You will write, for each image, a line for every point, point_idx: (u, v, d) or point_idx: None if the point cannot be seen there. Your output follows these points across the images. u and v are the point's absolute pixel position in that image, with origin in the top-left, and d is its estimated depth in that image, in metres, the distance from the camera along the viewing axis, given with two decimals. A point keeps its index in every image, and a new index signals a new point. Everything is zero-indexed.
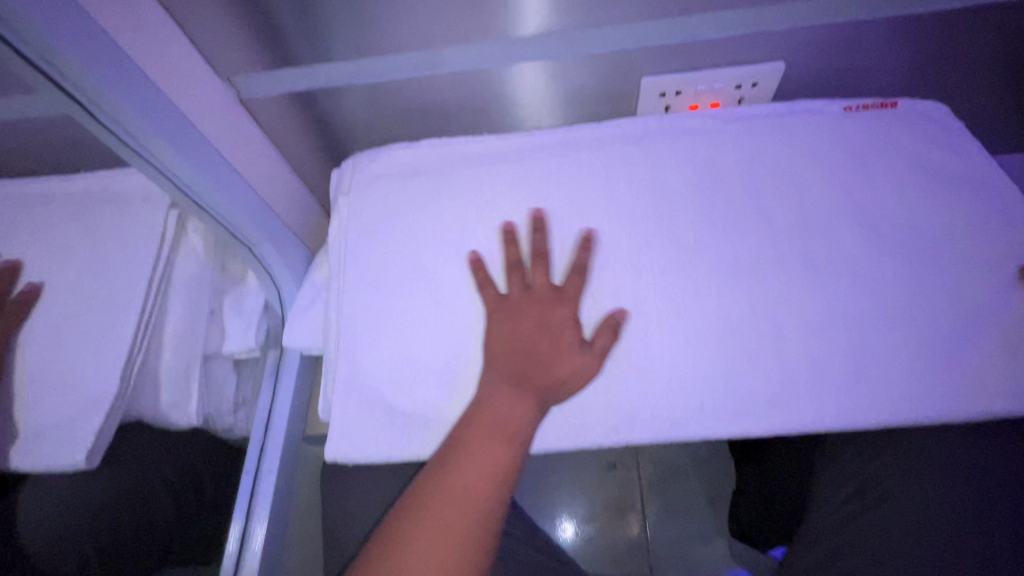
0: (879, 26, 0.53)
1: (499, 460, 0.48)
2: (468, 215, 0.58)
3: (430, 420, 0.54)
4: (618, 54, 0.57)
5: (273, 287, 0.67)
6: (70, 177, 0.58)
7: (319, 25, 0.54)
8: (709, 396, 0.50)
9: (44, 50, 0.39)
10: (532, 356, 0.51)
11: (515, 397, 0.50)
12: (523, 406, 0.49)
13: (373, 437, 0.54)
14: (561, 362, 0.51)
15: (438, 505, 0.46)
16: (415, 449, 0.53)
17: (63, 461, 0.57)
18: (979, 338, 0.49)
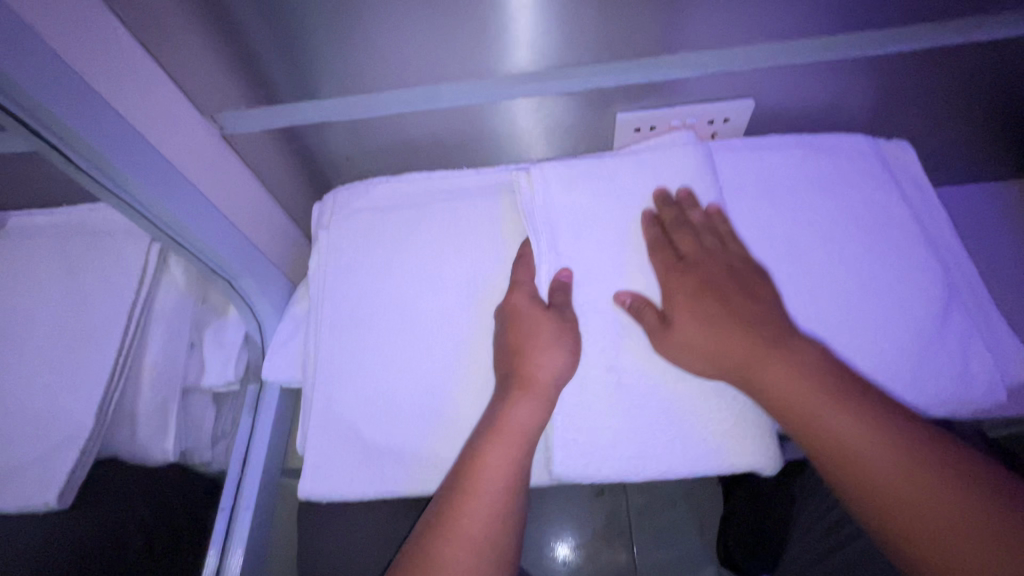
0: (834, 66, 0.57)
1: (512, 467, 0.46)
2: (448, 248, 0.59)
3: (408, 454, 0.53)
4: (595, 91, 0.60)
5: (254, 318, 0.66)
6: (53, 211, 0.58)
7: (300, 66, 0.55)
8: (677, 424, 0.50)
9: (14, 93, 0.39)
10: (518, 358, 0.50)
11: (512, 403, 0.48)
12: (523, 409, 0.48)
13: (349, 475, 0.53)
14: (546, 354, 0.50)
15: (462, 527, 0.43)
16: (391, 485, 0.52)
17: (34, 500, 0.54)
18: (947, 357, 0.51)
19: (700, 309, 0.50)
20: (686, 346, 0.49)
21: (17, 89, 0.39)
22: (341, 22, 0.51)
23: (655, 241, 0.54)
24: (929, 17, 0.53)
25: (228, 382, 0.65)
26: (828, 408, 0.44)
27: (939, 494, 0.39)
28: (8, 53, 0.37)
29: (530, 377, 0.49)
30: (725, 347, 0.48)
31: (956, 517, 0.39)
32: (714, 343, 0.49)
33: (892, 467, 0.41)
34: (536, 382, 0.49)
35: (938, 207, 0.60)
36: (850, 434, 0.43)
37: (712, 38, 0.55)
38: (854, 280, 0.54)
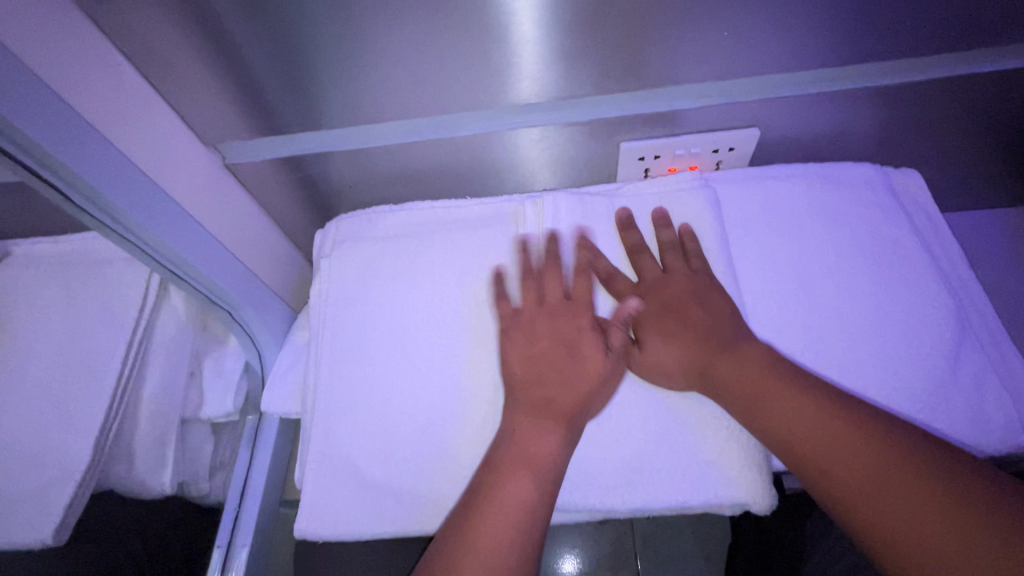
0: (837, 97, 0.56)
1: (540, 491, 0.44)
2: (448, 279, 0.58)
3: (406, 493, 0.51)
4: (597, 122, 0.59)
5: (254, 348, 0.65)
6: (59, 239, 0.56)
7: (301, 98, 0.55)
8: (671, 454, 0.49)
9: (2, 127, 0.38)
10: (548, 382, 0.50)
11: (540, 427, 0.47)
12: (550, 434, 0.47)
13: (346, 513, 0.52)
14: (577, 383, 0.49)
15: (485, 536, 0.42)
16: (387, 525, 0.51)
17: (29, 537, 0.53)
18: (960, 395, 0.50)
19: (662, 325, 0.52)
20: (655, 365, 0.50)
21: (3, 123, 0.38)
22: (342, 55, 0.51)
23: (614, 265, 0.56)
24: (935, 49, 0.53)
25: (227, 413, 0.64)
26: (787, 415, 0.44)
27: (898, 482, 0.39)
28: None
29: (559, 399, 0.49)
30: (690, 360, 0.49)
31: (929, 502, 0.37)
32: (676, 355, 0.50)
33: (861, 465, 0.40)
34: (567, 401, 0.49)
35: (948, 239, 0.59)
36: (817, 436, 0.42)
37: (716, 69, 0.55)
38: (862, 315, 0.53)
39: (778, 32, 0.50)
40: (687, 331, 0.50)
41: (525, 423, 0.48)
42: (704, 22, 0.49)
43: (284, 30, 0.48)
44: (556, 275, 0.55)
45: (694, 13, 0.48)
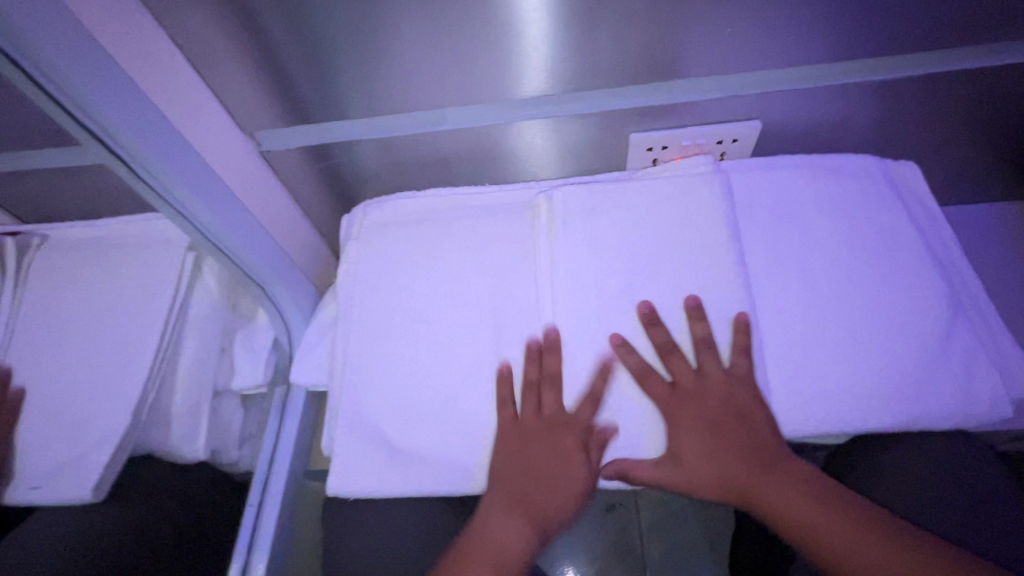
0: (834, 91, 0.60)
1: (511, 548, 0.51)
2: (469, 259, 0.62)
3: (429, 457, 0.55)
4: (607, 113, 0.63)
5: (283, 325, 0.69)
6: (96, 223, 0.60)
7: (334, 89, 0.59)
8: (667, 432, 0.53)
9: (80, 100, 0.43)
10: (528, 484, 0.53)
11: (511, 522, 0.52)
12: (516, 530, 0.52)
13: (373, 473, 0.55)
14: (563, 467, 0.53)
15: None
16: (412, 485, 0.54)
17: (70, 496, 0.58)
18: (953, 367, 0.53)
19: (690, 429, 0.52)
20: (693, 476, 0.51)
21: (82, 97, 0.43)
22: (373, 49, 0.55)
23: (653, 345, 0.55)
24: (930, 46, 0.56)
25: (258, 385, 0.68)
26: (747, 474, 0.51)
27: (827, 522, 0.47)
28: (80, 70, 0.41)
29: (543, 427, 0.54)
30: (711, 464, 0.52)
31: (852, 542, 0.46)
32: (699, 458, 0.52)
33: (802, 513, 0.48)
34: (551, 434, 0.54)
35: (944, 226, 0.62)
36: (773, 493, 0.50)
37: (721, 64, 0.58)
38: (859, 294, 0.56)
39: (778, 29, 0.54)
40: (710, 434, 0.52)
41: (498, 515, 0.52)
42: (710, 19, 0.53)
43: (322, 26, 0.52)
44: (555, 361, 0.55)
45: (701, 10, 0.52)
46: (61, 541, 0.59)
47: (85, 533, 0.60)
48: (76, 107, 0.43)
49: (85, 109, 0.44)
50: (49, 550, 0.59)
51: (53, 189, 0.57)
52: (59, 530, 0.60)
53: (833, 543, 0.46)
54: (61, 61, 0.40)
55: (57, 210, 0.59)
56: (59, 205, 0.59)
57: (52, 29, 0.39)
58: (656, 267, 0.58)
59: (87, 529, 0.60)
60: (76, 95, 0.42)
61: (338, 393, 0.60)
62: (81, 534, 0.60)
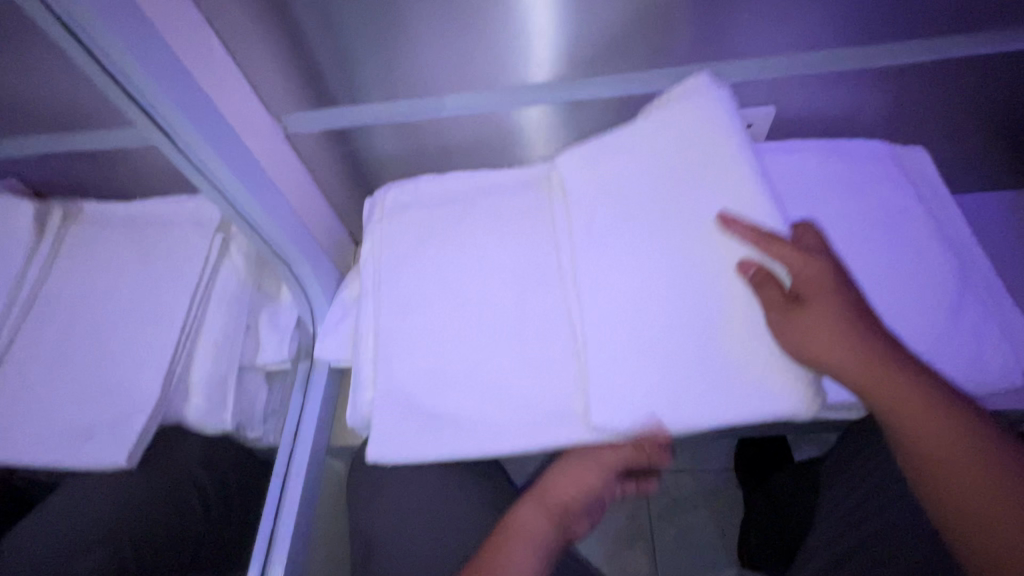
0: (847, 76, 0.62)
1: None
2: (490, 237, 0.63)
3: (454, 424, 0.57)
4: (624, 98, 0.65)
5: (307, 303, 0.71)
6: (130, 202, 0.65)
7: (361, 72, 0.61)
8: (715, 375, 0.51)
9: (134, 79, 0.45)
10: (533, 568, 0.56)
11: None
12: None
13: (403, 439, 0.57)
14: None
15: None
16: (442, 449, 0.56)
17: (105, 460, 0.59)
18: (965, 342, 0.54)
19: (841, 337, 0.47)
20: (842, 361, 0.47)
21: (138, 75, 0.44)
22: (403, 33, 0.57)
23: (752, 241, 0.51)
24: (942, 32, 0.57)
25: (282, 360, 0.70)
26: (902, 396, 0.46)
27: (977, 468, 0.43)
28: (136, 48, 0.43)
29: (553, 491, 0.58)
30: (855, 378, 0.47)
31: (994, 479, 0.42)
32: (841, 368, 0.48)
33: (954, 452, 0.44)
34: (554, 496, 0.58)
35: (954, 208, 0.63)
36: (928, 422, 0.45)
37: (738, 48, 0.60)
38: (872, 272, 0.58)
39: (794, 14, 0.55)
40: (861, 349, 0.47)
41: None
42: (729, 4, 0.55)
43: (354, 10, 0.54)
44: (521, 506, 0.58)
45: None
46: (98, 503, 0.62)
47: (120, 496, 0.62)
48: (130, 85, 0.45)
49: (141, 88, 0.45)
50: (88, 510, 0.61)
51: (102, 171, 0.62)
52: (96, 493, 0.62)
53: (981, 495, 0.42)
54: (122, 39, 0.42)
55: (105, 190, 0.65)
56: (100, 185, 0.64)
57: (110, 5, 0.41)
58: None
59: (122, 493, 0.62)
60: (131, 73, 0.44)
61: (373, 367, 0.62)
62: (116, 497, 0.62)
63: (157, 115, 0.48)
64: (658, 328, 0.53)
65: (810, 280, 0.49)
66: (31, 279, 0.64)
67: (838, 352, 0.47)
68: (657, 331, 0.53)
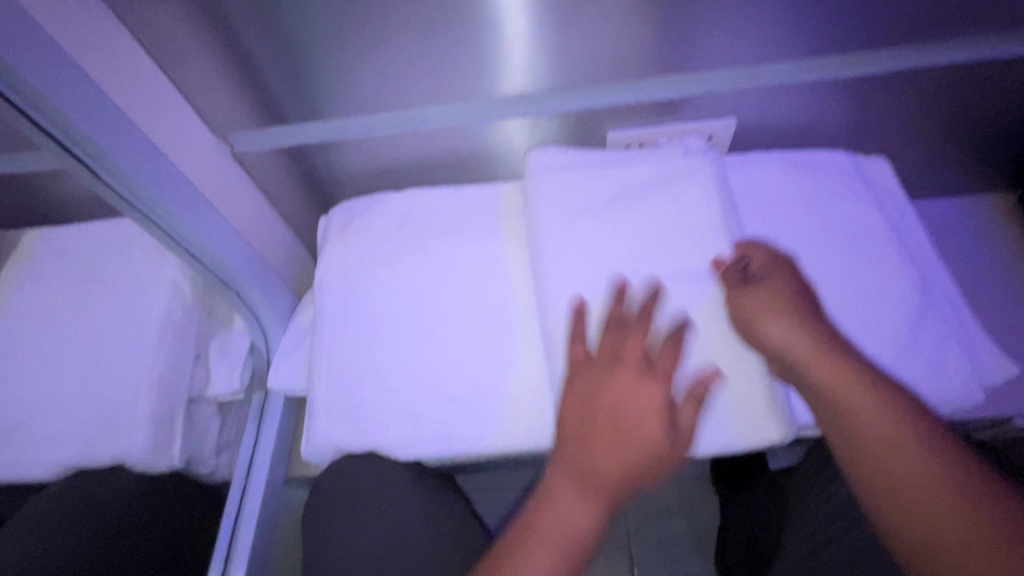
0: (805, 89, 0.61)
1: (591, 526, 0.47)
2: (445, 259, 0.62)
3: (417, 444, 0.57)
4: (585, 112, 0.63)
5: (259, 328, 0.68)
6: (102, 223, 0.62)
7: (309, 90, 0.58)
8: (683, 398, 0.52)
9: (36, 99, 0.42)
10: (563, 513, 0.47)
11: (574, 498, 0.47)
12: (584, 506, 0.47)
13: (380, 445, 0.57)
14: (561, 510, 0.47)
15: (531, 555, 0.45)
16: (414, 454, 0.57)
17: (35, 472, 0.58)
18: (925, 357, 0.54)
19: (851, 377, 0.47)
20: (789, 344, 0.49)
21: (39, 97, 0.42)
22: (343, 47, 0.54)
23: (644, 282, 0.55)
24: (894, 41, 0.57)
25: (234, 391, 0.68)
26: (904, 447, 0.43)
27: (951, 521, 0.41)
28: (35, 69, 0.40)
29: (573, 389, 0.50)
30: (867, 420, 0.45)
31: (912, 465, 0.43)
32: (851, 408, 0.46)
33: (931, 502, 0.42)
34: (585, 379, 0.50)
35: (914, 219, 0.63)
36: (926, 477, 0.42)
37: (697, 61, 0.58)
38: (834, 287, 0.57)
39: (748, 28, 0.55)
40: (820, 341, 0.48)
41: (569, 499, 0.47)
42: (682, 17, 0.53)
43: (295, 27, 0.52)
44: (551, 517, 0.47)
45: (672, 6, 0.52)
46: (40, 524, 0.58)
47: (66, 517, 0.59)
48: (34, 107, 0.43)
49: (42, 108, 0.43)
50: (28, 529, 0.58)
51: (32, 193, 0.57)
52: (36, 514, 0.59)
53: (898, 468, 0.43)
54: (17, 60, 0.39)
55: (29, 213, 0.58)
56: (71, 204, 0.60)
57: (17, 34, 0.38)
58: (632, 247, 0.57)
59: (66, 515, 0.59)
60: (32, 93, 0.41)
61: (343, 397, 0.59)
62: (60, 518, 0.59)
63: (66, 137, 0.45)
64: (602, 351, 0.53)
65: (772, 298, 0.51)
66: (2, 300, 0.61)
67: (842, 385, 0.46)
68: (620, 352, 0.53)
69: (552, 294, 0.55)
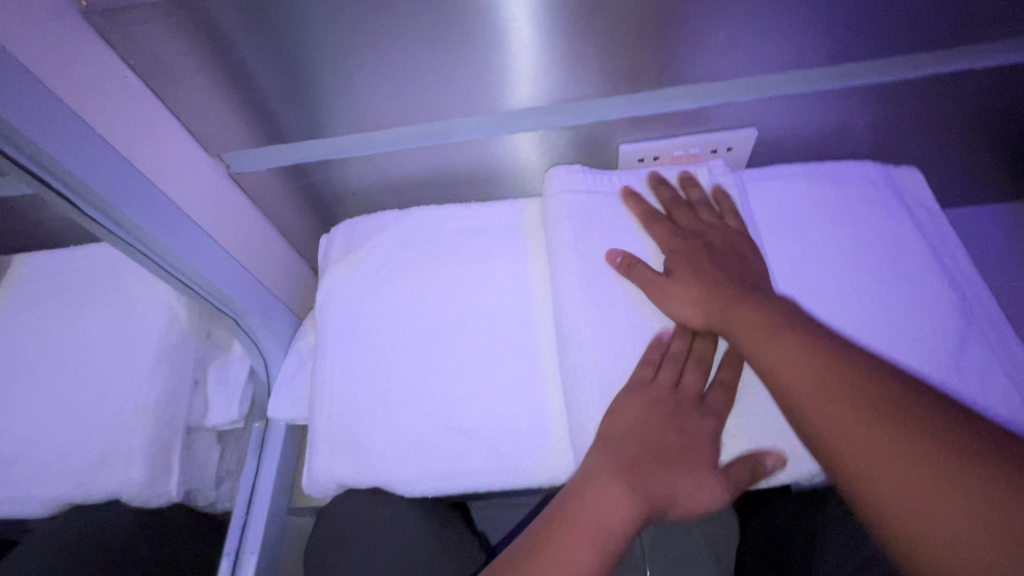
0: (831, 97, 0.57)
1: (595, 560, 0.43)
2: (451, 282, 0.60)
3: (420, 479, 0.54)
4: (596, 125, 0.60)
5: (259, 353, 0.66)
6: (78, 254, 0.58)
7: (306, 109, 0.56)
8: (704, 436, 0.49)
9: (15, 136, 0.39)
10: (592, 507, 0.45)
11: (614, 488, 0.45)
12: (621, 499, 0.45)
13: (382, 479, 0.55)
14: (606, 497, 0.45)
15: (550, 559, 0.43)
16: (418, 490, 0.54)
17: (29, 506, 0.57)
18: (967, 387, 0.50)
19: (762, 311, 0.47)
20: (679, 300, 0.51)
21: (17, 132, 0.39)
22: (342, 64, 0.51)
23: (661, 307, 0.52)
24: (930, 46, 0.53)
25: (233, 421, 0.65)
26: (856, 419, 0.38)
27: (954, 496, 0.33)
28: (11, 102, 0.38)
29: (683, 274, 0.51)
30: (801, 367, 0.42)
31: (890, 443, 0.36)
32: (794, 377, 0.42)
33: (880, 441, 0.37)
34: (691, 286, 0.51)
35: (950, 235, 0.59)
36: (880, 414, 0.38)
37: (716, 70, 0.55)
38: (865, 311, 0.53)
39: (769, 37, 0.51)
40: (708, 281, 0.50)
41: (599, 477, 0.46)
42: (700, 25, 0.50)
43: (289, 45, 0.49)
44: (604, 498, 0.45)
45: (693, 14, 0.49)
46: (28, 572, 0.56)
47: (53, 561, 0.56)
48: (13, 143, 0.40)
49: (22, 145, 0.40)
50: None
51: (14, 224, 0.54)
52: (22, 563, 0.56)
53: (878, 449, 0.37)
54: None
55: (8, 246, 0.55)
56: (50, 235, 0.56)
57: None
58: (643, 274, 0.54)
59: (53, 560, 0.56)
60: (12, 131, 0.39)
61: (345, 429, 0.56)
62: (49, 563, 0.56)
63: (47, 173, 0.42)
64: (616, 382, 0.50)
65: (690, 244, 0.53)
66: None
67: (745, 325, 0.47)
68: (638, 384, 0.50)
69: (564, 318, 0.52)
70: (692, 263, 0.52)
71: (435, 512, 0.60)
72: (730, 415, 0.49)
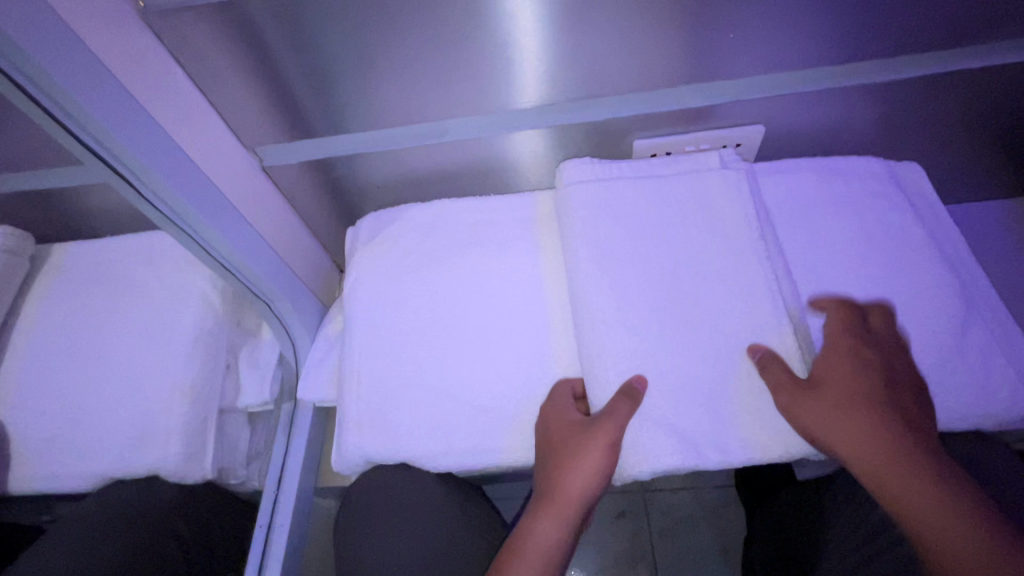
0: (836, 95, 0.60)
1: (559, 541, 0.51)
2: (474, 269, 0.63)
3: (447, 454, 0.57)
4: (612, 120, 0.63)
5: (288, 339, 0.70)
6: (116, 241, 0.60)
7: (338, 104, 0.59)
8: (718, 411, 0.51)
9: (86, 123, 0.43)
10: (523, 541, 0.51)
11: (540, 517, 0.51)
12: (548, 526, 0.51)
13: (410, 454, 0.57)
14: (538, 524, 0.51)
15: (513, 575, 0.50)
16: (444, 466, 0.57)
17: (74, 479, 0.60)
18: (966, 369, 0.53)
19: (869, 431, 0.47)
20: (811, 413, 0.48)
21: (89, 119, 0.42)
22: (377, 61, 0.54)
23: (675, 291, 0.55)
24: (932, 45, 0.56)
25: (264, 401, 0.70)
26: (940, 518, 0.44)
27: None
28: (84, 92, 0.41)
29: (826, 390, 0.49)
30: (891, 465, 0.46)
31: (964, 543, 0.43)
32: (884, 480, 0.46)
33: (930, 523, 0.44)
34: (831, 399, 0.48)
35: (951, 227, 0.62)
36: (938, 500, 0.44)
37: (726, 69, 0.58)
38: (869, 297, 0.56)
39: (779, 36, 0.54)
40: (843, 406, 0.48)
41: (529, 515, 0.52)
42: (712, 26, 0.53)
43: (328, 44, 0.52)
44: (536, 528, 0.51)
45: (705, 13, 0.52)
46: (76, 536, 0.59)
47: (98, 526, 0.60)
48: (83, 130, 0.43)
49: (91, 131, 0.43)
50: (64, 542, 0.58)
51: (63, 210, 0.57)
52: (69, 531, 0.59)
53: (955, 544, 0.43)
54: (69, 85, 0.40)
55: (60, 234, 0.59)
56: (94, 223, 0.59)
57: (69, 58, 0.40)
58: (659, 261, 0.56)
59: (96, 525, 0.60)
60: (83, 116, 0.42)
61: (374, 408, 0.59)
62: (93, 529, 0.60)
63: (111, 156, 0.46)
64: (636, 362, 0.52)
65: (840, 373, 0.50)
66: (39, 312, 0.63)
67: (853, 441, 0.47)
68: (657, 364, 0.52)
69: (583, 302, 0.55)
70: (841, 393, 0.48)
71: (461, 488, 0.63)
72: (743, 392, 0.51)
